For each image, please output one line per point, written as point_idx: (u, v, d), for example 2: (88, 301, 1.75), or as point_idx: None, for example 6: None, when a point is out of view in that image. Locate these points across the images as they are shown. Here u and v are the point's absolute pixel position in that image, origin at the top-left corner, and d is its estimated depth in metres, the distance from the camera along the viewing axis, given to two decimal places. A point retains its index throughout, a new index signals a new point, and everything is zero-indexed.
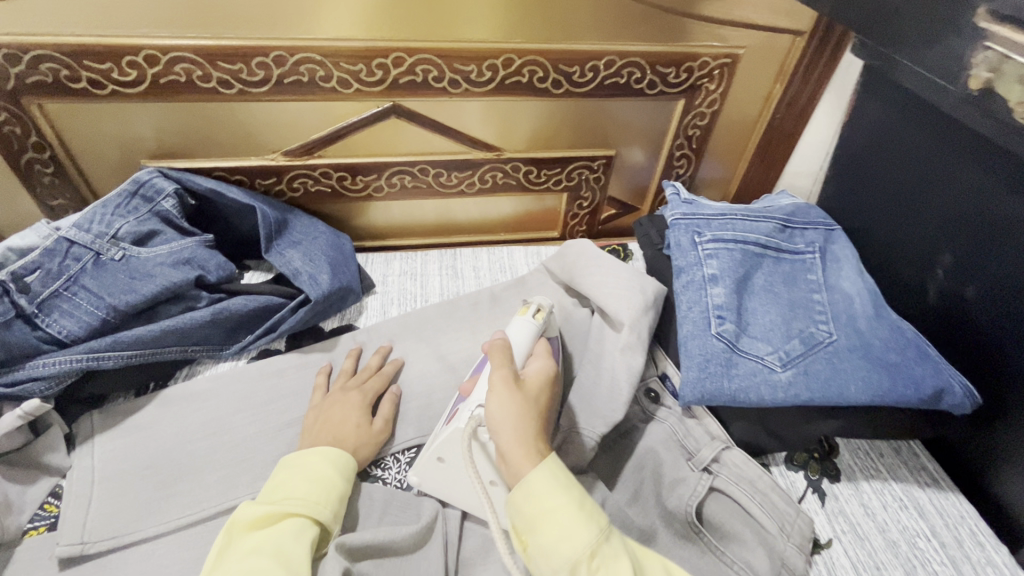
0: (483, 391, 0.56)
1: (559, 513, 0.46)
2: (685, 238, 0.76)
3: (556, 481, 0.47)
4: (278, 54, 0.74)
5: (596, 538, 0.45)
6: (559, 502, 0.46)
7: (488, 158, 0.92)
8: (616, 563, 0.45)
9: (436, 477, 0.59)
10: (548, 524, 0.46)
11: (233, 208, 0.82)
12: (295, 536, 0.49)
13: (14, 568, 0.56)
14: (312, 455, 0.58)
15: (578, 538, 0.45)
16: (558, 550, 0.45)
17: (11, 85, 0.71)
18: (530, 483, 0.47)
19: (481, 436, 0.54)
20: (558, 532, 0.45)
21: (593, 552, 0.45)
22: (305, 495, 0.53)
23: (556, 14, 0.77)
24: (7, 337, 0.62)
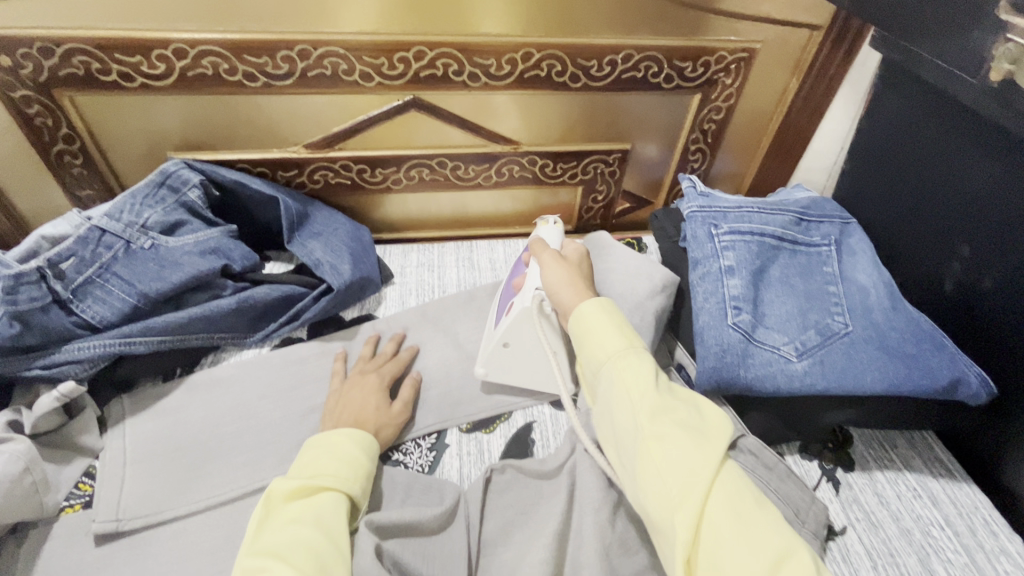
0: (536, 275, 0.68)
1: (600, 328, 0.54)
2: (701, 230, 0.77)
3: (603, 311, 0.55)
4: (302, 47, 0.75)
5: (626, 347, 0.52)
6: (604, 324, 0.54)
7: (505, 151, 0.93)
8: (639, 368, 0.50)
9: (503, 362, 0.71)
10: (592, 336, 0.54)
11: (256, 200, 0.84)
12: (333, 510, 0.52)
13: (52, 544, 0.58)
14: (338, 433, 0.60)
15: (612, 346, 0.52)
16: (596, 353, 0.53)
17: (44, 78, 0.73)
18: (585, 306, 0.56)
19: (546, 308, 0.65)
20: (598, 341, 0.53)
21: (623, 357, 0.51)
22: (336, 472, 0.56)
23: (575, 9, 0.78)
24: (43, 321, 0.64)
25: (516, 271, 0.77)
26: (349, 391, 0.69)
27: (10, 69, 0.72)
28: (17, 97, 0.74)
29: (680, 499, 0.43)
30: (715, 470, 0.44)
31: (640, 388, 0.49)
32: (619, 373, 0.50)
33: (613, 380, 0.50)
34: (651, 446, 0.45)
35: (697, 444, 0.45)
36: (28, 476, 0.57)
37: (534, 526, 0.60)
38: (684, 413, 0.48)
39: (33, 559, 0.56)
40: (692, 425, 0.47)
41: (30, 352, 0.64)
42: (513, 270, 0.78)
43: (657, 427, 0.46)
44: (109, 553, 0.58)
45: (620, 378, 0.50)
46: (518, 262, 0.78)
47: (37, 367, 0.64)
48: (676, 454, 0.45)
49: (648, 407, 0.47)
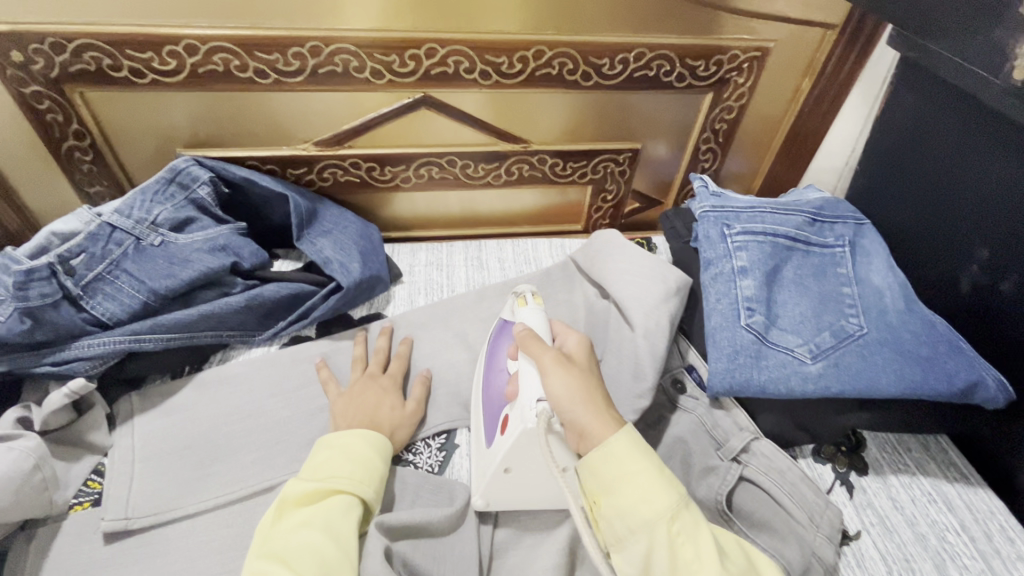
0: (530, 384, 0.55)
1: (638, 475, 0.46)
2: (714, 230, 0.76)
3: (637, 449, 0.48)
4: (313, 44, 0.75)
5: (678, 504, 0.45)
6: (642, 468, 0.46)
7: (515, 150, 0.92)
8: (693, 531, 0.45)
9: (505, 486, 0.58)
10: (630, 484, 0.46)
11: (266, 197, 0.84)
12: (343, 513, 0.52)
13: (63, 540, 0.58)
14: (352, 435, 0.59)
15: (662, 500, 0.45)
16: (639, 512, 0.45)
17: (54, 73, 0.73)
18: (616, 441, 0.48)
19: (555, 426, 0.53)
20: (637, 493, 0.46)
21: (674, 516, 0.45)
22: (347, 474, 0.55)
23: (589, 6, 0.78)
24: (54, 318, 0.64)
25: (499, 367, 0.65)
26: (359, 390, 0.68)
27: (21, 65, 0.72)
28: (28, 93, 0.74)
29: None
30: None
31: (703, 559, 0.43)
32: (672, 540, 0.44)
33: (667, 548, 0.44)
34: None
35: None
36: (38, 473, 0.56)
37: (547, 529, 0.59)
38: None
39: (44, 555, 0.56)
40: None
41: (41, 348, 0.64)
42: (492, 359, 0.67)
43: None
44: (119, 550, 0.58)
45: (675, 547, 0.44)
46: (495, 348, 0.68)
47: (47, 363, 0.63)
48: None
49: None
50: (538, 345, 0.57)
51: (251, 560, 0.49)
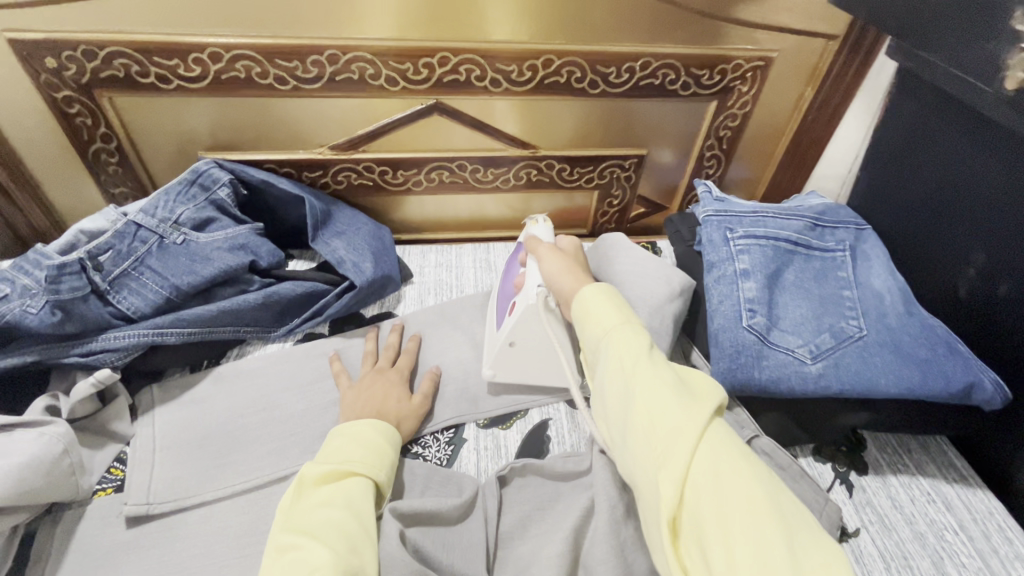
0: (534, 272, 0.69)
1: (600, 308, 0.54)
2: (716, 233, 0.78)
3: (604, 292, 0.56)
4: (331, 52, 0.78)
5: (624, 321, 0.52)
6: (599, 300, 0.55)
7: (524, 155, 0.95)
8: (632, 337, 0.50)
9: (511, 362, 0.73)
10: (591, 315, 0.54)
11: (283, 199, 0.87)
12: (361, 494, 0.54)
13: (87, 524, 0.60)
14: (363, 423, 0.62)
15: (613, 320, 0.52)
16: (595, 329, 0.53)
17: (85, 79, 0.76)
18: (592, 287, 0.57)
19: (551, 302, 0.66)
20: (598, 319, 0.53)
21: (620, 330, 0.51)
22: (362, 458, 0.58)
23: (596, 17, 0.81)
24: (83, 311, 0.67)
25: (513, 273, 0.79)
26: (370, 384, 0.71)
27: (54, 70, 0.75)
28: (60, 97, 0.78)
29: (662, 455, 0.41)
30: (704, 431, 0.41)
31: (631, 356, 0.48)
32: (613, 342, 0.50)
33: (608, 353, 0.50)
34: (638, 412, 0.44)
35: (679, 402, 0.43)
36: (67, 457, 0.58)
37: (552, 521, 0.61)
38: (677, 381, 0.46)
39: (69, 538, 0.59)
40: (680, 388, 0.45)
41: (69, 340, 0.66)
42: (510, 270, 0.80)
43: (644, 387, 0.45)
44: (141, 534, 0.60)
45: (615, 350, 0.49)
46: (511, 261, 0.81)
47: (75, 355, 0.66)
48: (662, 414, 0.43)
49: (638, 372, 0.46)
50: (537, 240, 0.72)
51: (275, 532, 0.50)
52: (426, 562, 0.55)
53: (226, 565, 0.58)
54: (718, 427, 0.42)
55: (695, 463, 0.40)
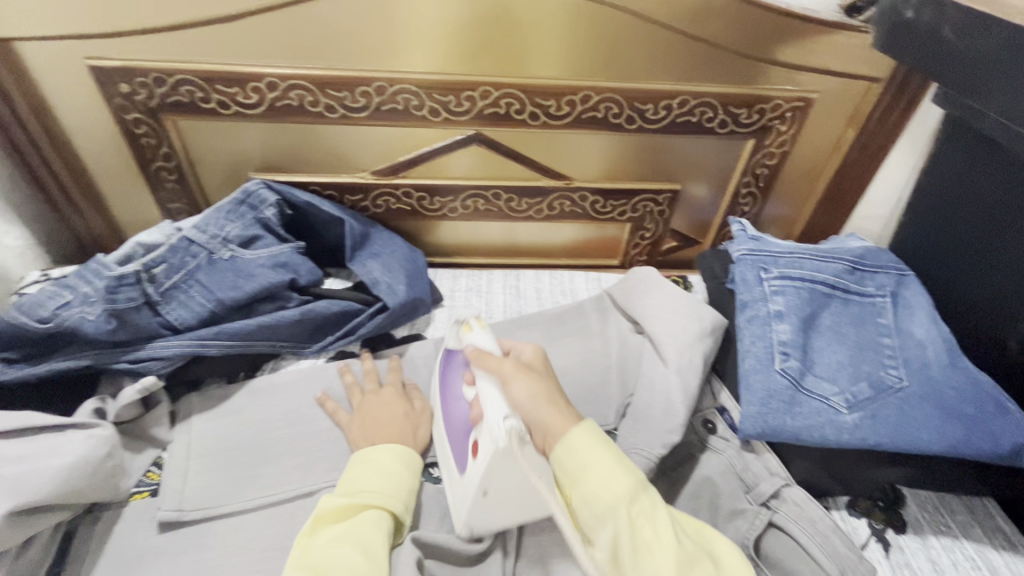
0: (494, 401, 0.56)
1: (596, 462, 0.52)
2: (751, 273, 0.77)
3: (596, 440, 0.54)
4: (379, 84, 0.82)
5: (639, 488, 0.51)
6: (598, 456, 0.52)
7: (558, 186, 0.97)
8: (654, 514, 0.50)
9: (490, 510, 0.57)
10: (592, 472, 0.52)
11: (325, 220, 0.91)
12: (375, 526, 0.56)
13: (123, 526, 0.63)
14: (383, 449, 0.64)
15: (626, 478, 0.51)
16: (603, 496, 0.51)
17: (153, 103, 0.82)
18: (579, 428, 0.54)
19: (528, 439, 0.53)
20: (600, 479, 0.51)
21: (636, 499, 0.51)
22: (380, 487, 0.59)
23: (635, 57, 0.82)
24: (136, 320, 0.70)
25: (456, 387, 0.68)
26: (389, 405, 0.72)
27: (126, 95, 0.81)
28: (129, 119, 0.84)
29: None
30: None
31: (662, 535, 0.49)
32: (634, 524, 0.49)
33: (635, 522, 0.49)
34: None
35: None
36: (110, 459, 0.60)
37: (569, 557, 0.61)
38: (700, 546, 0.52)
39: (104, 539, 0.61)
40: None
41: (121, 346, 0.70)
42: (450, 389, 0.68)
43: None
44: (171, 540, 0.62)
45: (638, 527, 0.49)
46: (448, 372, 0.70)
47: (124, 361, 0.70)
48: None
49: (679, 551, 0.48)
50: (491, 355, 0.61)
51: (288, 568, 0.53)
52: None
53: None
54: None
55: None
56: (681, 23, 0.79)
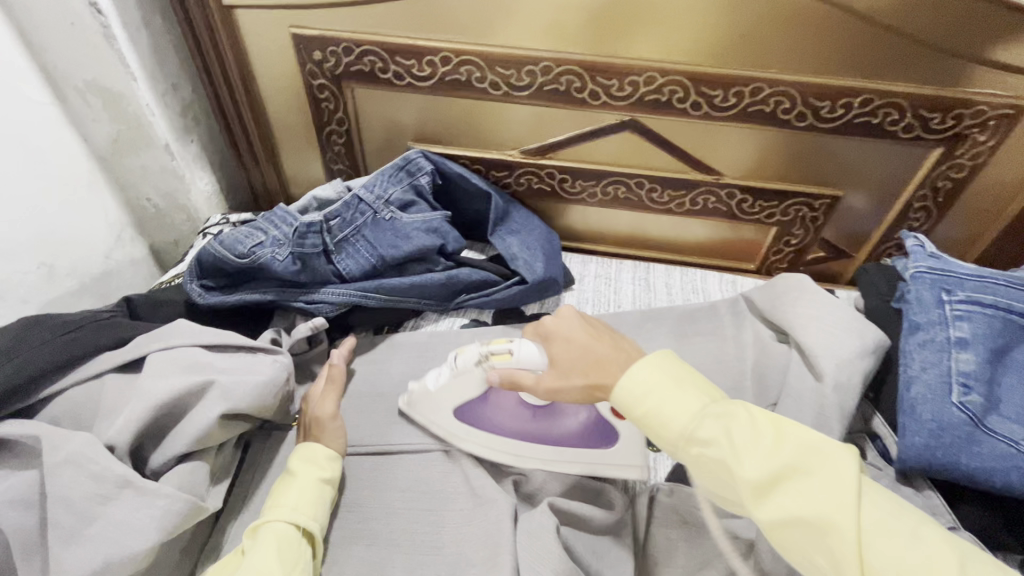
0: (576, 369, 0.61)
1: (656, 398, 0.48)
2: (929, 293, 0.71)
3: (648, 371, 0.50)
4: (547, 64, 0.83)
5: (702, 421, 0.46)
6: (654, 391, 0.49)
7: (706, 181, 0.94)
8: (719, 443, 0.45)
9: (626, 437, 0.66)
10: (655, 414, 0.48)
11: (471, 193, 0.95)
12: (274, 538, 0.54)
13: (288, 445, 0.69)
14: (290, 459, 0.62)
15: (689, 413, 0.47)
16: (667, 435, 0.48)
17: (339, 71, 0.90)
18: (631, 372, 0.50)
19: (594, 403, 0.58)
20: (662, 419, 0.48)
21: (703, 430, 0.46)
22: (281, 501, 0.58)
23: (814, 49, 0.77)
24: (316, 265, 0.78)
25: (514, 415, 0.68)
26: (329, 401, 0.69)
27: (318, 62, 0.90)
28: (316, 84, 0.92)
29: (837, 569, 0.40)
30: (862, 521, 0.40)
31: (736, 467, 0.44)
32: (702, 457, 0.46)
33: (704, 457, 0.46)
34: (789, 523, 0.42)
35: (826, 501, 0.40)
36: (286, 385, 0.66)
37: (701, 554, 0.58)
38: (806, 463, 0.42)
39: (273, 454, 0.68)
40: (813, 488, 0.41)
41: (300, 287, 0.79)
42: (501, 416, 0.68)
43: (775, 510, 0.42)
44: None
45: (709, 464, 0.45)
46: (490, 416, 0.68)
47: (302, 301, 0.78)
48: (813, 530, 0.41)
49: (762, 479, 0.42)
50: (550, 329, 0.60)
51: None
52: (577, 561, 0.58)
53: (393, 513, 0.65)
54: (866, 512, 0.40)
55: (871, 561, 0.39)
56: (879, 13, 0.73)
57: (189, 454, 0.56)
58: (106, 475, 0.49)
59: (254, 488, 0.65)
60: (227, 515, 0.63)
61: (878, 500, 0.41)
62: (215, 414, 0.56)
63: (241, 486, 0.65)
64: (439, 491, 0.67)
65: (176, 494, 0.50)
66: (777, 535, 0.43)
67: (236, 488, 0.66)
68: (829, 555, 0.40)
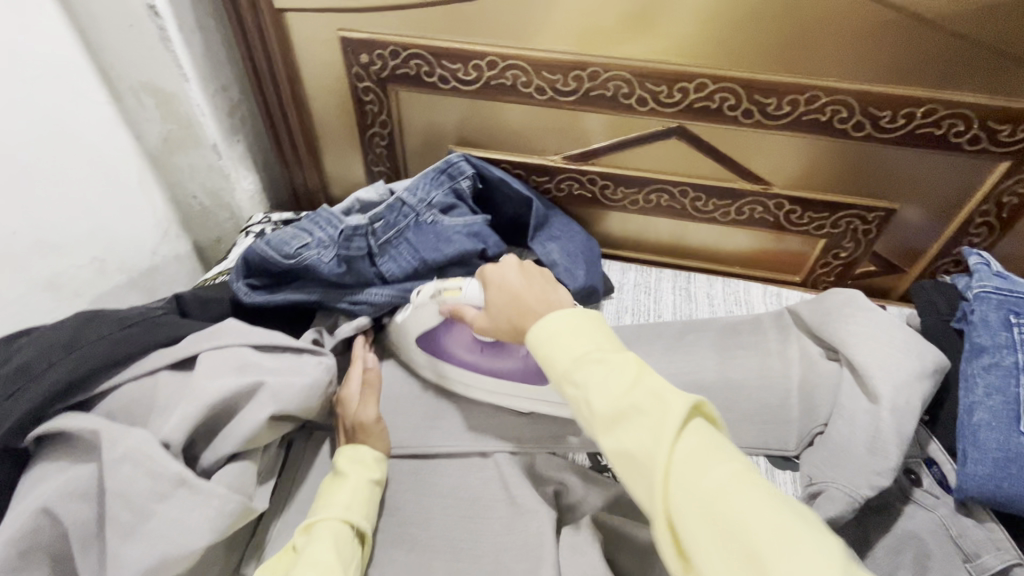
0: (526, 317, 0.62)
1: (544, 337, 0.52)
2: (994, 314, 0.68)
3: (550, 315, 0.53)
4: (595, 69, 0.82)
5: (573, 360, 0.49)
6: (542, 333, 0.52)
7: (753, 190, 0.91)
8: (579, 379, 0.47)
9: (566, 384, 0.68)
10: (538, 351, 0.52)
11: (511, 197, 0.94)
12: (332, 534, 0.55)
13: (329, 446, 0.70)
14: (337, 459, 0.63)
15: (566, 352, 0.49)
16: (545, 369, 0.51)
17: (385, 74, 0.90)
18: (547, 318, 0.52)
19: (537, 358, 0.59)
20: (543, 356, 0.51)
21: (574, 368, 0.48)
22: (335, 500, 0.59)
23: (877, 56, 0.74)
24: (360, 267, 0.79)
25: (467, 348, 0.73)
26: (370, 405, 0.67)
27: (364, 65, 0.90)
28: (361, 87, 0.93)
29: (649, 500, 0.42)
30: (676, 462, 0.41)
31: (585, 402, 0.46)
32: (566, 391, 0.49)
33: (568, 390, 0.48)
34: (617, 453, 0.44)
35: (648, 439, 0.42)
36: (330, 387, 0.66)
37: None
38: (646, 406, 0.44)
39: (315, 454, 0.69)
40: (644, 427, 0.43)
41: (343, 288, 0.79)
42: (451, 347, 0.74)
43: (611, 443, 0.44)
44: None
45: (571, 398, 0.48)
46: (440, 343, 0.75)
47: (345, 302, 0.79)
48: (637, 465, 0.43)
49: (604, 411, 0.45)
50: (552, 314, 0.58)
51: None
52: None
53: (433, 519, 0.65)
54: (683, 454, 0.41)
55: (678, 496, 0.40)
56: (949, 20, 0.70)
57: (238, 454, 0.57)
58: (163, 473, 0.50)
59: (297, 488, 0.66)
60: (271, 514, 0.64)
61: (703, 444, 0.42)
62: (264, 415, 0.57)
63: (284, 486, 0.66)
64: (479, 498, 0.66)
65: (229, 495, 0.52)
66: (612, 464, 0.45)
67: (279, 487, 0.66)
68: (646, 487, 0.42)
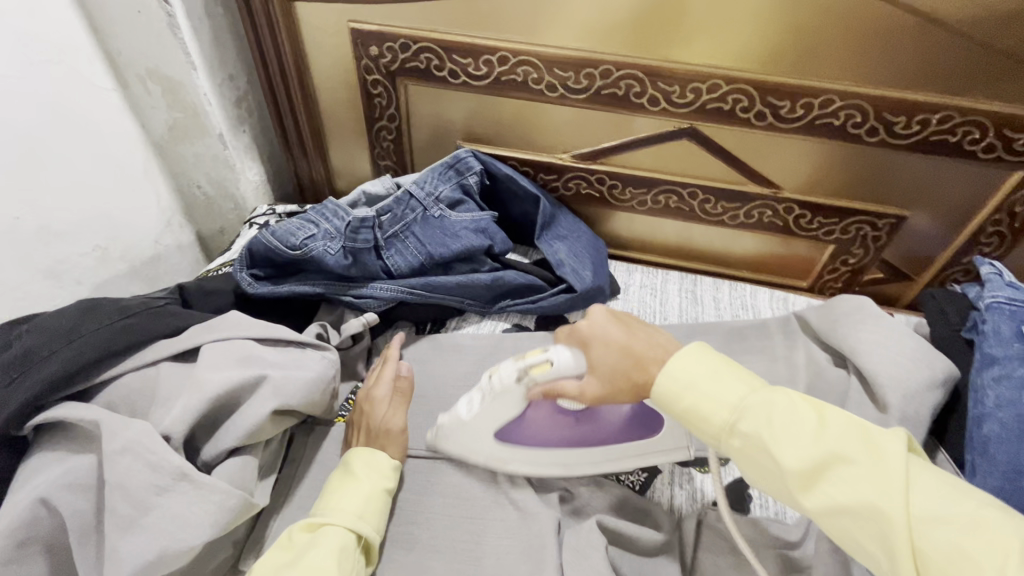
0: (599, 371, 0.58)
1: (694, 388, 0.47)
2: (1007, 326, 0.67)
3: (689, 362, 0.49)
4: (607, 67, 0.81)
5: (745, 409, 0.45)
6: (692, 383, 0.48)
7: (763, 194, 0.90)
8: (762, 434, 0.44)
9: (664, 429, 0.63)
10: (692, 405, 0.47)
11: (519, 194, 0.93)
12: (337, 543, 0.54)
13: (330, 442, 0.69)
14: (350, 459, 0.62)
15: (732, 403, 0.46)
16: (707, 427, 0.47)
17: (394, 66, 0.89)
18: (669, 364, 0.49)
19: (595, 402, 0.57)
20: (701, 412, 0.47)
21: (746, 425, 0.45)
22: (343, 505, 0.58)
23: (893, 60, 0.73)
24: (366, 260, 0.79)
25: (555, 425, 0.64)
26: (399, 414, 0.68)
27: (373, 57, 0.89)
28: (370, 80, 0.92)
29: (890, 557, 0.39)
30: (910, 506, 0.39)
31: (778, 461, 0.43)
32: (745, 451, 0.45)
33: (748, 449, 0.45)
34: (836, 511, 0.41)
35: (868, 489, 0.40)
36: (331, 383, 0.65)
37: None
38: (850, 450, 0.42)
39: (316, 449, 0.68)
40: (860, 475, 0.41)
41: (348, 281, 0.79)
42: (539, 429, 0.64)
43: (825, 501, 0.42)
44: None
45: (754, 456, 0.45)
46: (522, 431, 0.65)
47: (350, 295, 0.78)
48: (866, 520, 0.40)
49: (805, 467, 0.42)
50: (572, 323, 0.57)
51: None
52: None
53: (434, 519, 0.64)
54: (912, 494, 0.40)
55: (923, 543, 0.39)
56: (968, 26, 0.69)
57: (240, 448, 0.57)
58: (164, 466, 0.49)
59: (297, 484, 0.65)
60: (271, 510, 0.63)
61: (922, 479, 0.40)
62: (267, 410, 0.56)
63: (284, 481, 0.66)
64: (481, 498, 0.66)
65: (230, 490, 0.51)
66: (824, 522, 0.43)
67: (279, 482, 0.66)
68: (881, 542, 0.40)
